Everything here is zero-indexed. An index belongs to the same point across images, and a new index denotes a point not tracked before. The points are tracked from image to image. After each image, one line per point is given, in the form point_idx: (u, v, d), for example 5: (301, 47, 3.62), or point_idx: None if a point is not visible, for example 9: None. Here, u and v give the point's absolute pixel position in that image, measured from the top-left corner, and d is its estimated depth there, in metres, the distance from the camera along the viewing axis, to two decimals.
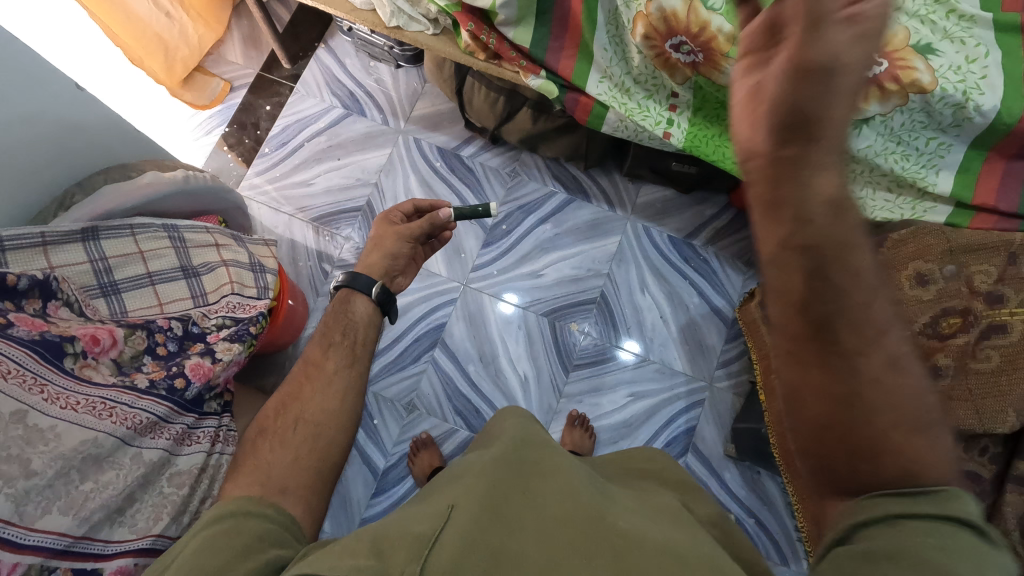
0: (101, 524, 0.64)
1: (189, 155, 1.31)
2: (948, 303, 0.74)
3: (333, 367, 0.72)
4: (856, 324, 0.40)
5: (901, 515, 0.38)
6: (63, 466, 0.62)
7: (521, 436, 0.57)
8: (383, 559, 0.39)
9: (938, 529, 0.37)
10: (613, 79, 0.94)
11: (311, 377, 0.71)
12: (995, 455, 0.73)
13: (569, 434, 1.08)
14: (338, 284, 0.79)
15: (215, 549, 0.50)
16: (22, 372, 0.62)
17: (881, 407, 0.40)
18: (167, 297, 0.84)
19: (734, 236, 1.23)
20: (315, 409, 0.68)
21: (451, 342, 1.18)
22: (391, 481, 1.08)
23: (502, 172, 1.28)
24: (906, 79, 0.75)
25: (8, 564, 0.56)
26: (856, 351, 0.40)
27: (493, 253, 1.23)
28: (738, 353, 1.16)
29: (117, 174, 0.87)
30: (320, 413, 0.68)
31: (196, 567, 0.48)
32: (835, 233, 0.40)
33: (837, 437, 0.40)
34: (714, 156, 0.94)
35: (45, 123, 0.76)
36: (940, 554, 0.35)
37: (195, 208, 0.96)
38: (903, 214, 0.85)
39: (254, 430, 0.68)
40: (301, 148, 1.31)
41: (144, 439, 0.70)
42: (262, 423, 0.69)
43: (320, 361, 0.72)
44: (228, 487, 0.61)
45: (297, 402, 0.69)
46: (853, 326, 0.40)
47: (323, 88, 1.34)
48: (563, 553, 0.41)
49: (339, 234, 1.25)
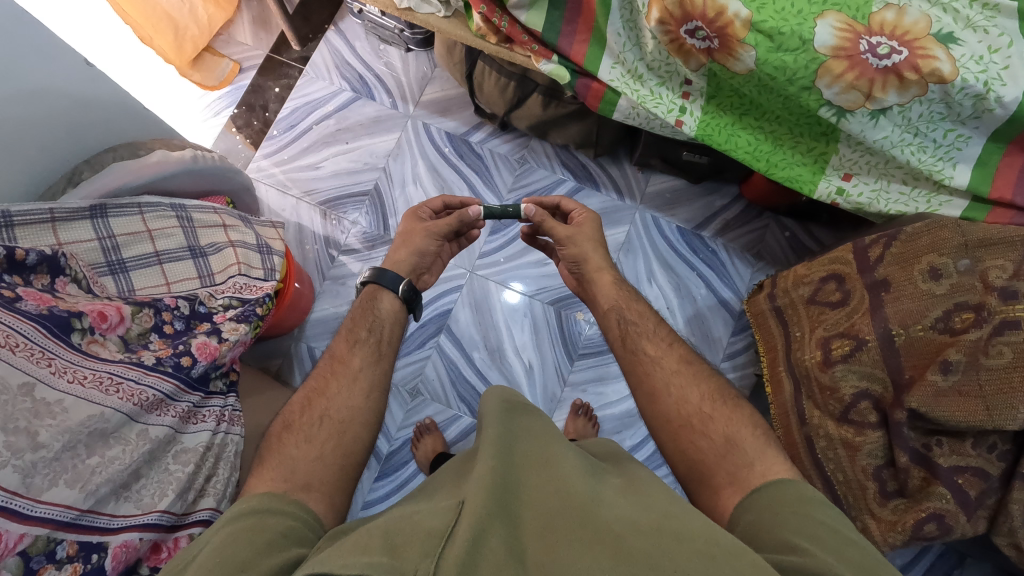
0: (106, 498, 0.65)
1: (198, 135, 1.31)
2: (961, 298, 0.73)
3: (358, 364, 0.72)
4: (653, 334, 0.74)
5: (795, 508, 0.51)
6: (70, 440, 0.62)
7: (507, 419, 0.57)
8: (395, 555, 0.39)
9: (810, 515, 0.50)
10: (626, 65, 0.93)
11: (338, 373, 0.71)
12: (1003, 452, 0.72)
13: (573, 421, 1.08)
14: (366, 280, 0.81)
15: (238, 545, 0.48)
16: (30, 345, 0.62)
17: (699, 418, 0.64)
18: (174, 276, 0.84)
19: (743, 227, 1.22)
20: (341, 408, 0.67)
21: (457, 328, 1.17)
22: (394, 466, 1.09)
23: (511, 159, 1.27)
24: (925, 69, 0.72)
25: (15, 534, 0.57)
26: (659, 357, 0.71)
27: (500, 240, 1.22)
28: (745, 345, 1.15)
29: (125, 152, 0.87)
30: (346, 411, 0.67)
31: (217, 562, 0.47)
32: (622, 294, 0.80)
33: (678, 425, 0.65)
34: (726, 145, 0.94)
35: (53, 99, 0.76)
36: (796, 528, 0.49)
37: (203, 187, 0.96)
38: (918, 206, 0.87)
39: (279, 427, 0.67)
40: (309, 131, 1.31)
41: (150, 416, 0.70)
42: (287, 417, 0.67)
43: (346, 357, 0.73)
44: (253, 478, 0.60)
45: (324, 398, 0.68)
46: (648, 347, 0.73)
47: (332, 71, 1.34)
48: (569, 542, 0.41)
49: (346, 218, 1.25)
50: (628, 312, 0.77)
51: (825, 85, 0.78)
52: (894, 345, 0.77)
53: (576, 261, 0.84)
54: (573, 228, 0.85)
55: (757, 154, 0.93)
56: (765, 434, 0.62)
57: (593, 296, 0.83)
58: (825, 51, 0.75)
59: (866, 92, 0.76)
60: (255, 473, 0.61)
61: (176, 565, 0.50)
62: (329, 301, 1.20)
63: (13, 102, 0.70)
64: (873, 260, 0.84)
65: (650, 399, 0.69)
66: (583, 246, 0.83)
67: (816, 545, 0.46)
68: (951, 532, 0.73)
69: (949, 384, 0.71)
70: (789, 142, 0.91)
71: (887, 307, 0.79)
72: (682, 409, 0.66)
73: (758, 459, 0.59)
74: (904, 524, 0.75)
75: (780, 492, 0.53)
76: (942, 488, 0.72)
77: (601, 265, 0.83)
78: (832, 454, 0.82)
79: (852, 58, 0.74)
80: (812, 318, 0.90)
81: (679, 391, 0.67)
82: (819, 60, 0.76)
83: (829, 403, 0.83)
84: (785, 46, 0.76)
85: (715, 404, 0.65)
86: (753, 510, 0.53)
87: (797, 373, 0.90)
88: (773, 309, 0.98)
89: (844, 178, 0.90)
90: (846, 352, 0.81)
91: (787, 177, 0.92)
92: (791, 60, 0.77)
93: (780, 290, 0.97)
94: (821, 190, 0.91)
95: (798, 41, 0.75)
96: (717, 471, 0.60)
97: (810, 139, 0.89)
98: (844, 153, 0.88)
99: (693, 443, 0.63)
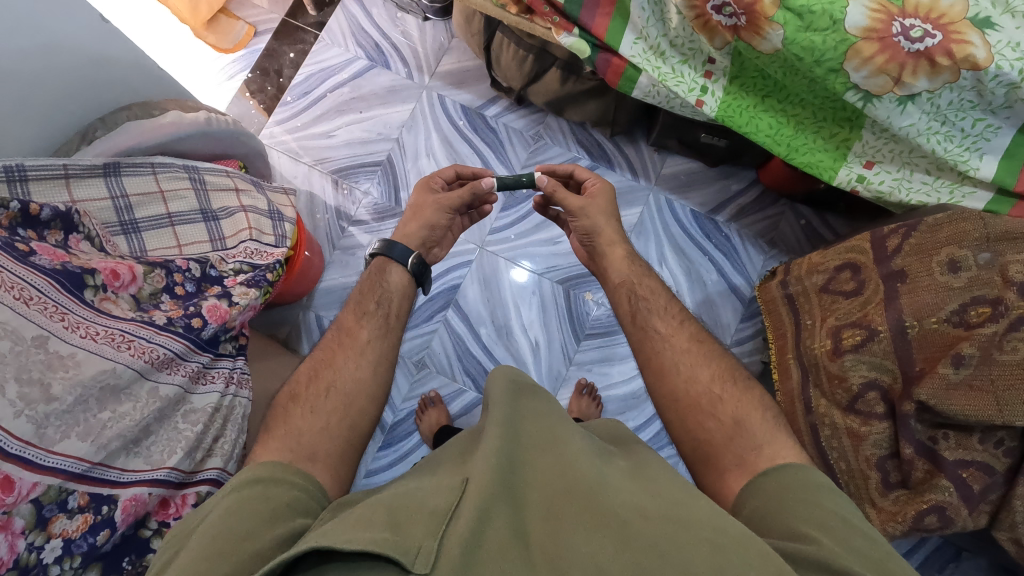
0: (117, 453, 0.66)
1: (212, 98, 1.29)
2: (979, 292, 0.71)
3: (366, 337, 0.72)
4: (663, 313, 0.74)
5: (804, 494, 0.51)
6: (82, 394, 0.63)
7: (514, 399, 0.57)
8: (399, 531, 0.40)
9: (817, 501, 0.50)
10: (648, 41, 0.91)
11: (345, 345, 0.71)
12: (1011, 448, 0.71)
13: (578, 402, 1.09)
14: (375, 252, 0.80)
15: (244, 513, 0.49)
16: (44, 300, 0.63)
17: (707, 398, 0.64)
18: (186, 239, 0.84)
19: (759, 214, 1.20)
20: (348, 379, 0.67)
21: (465, 304, 1.17)
22: (399, 436, 1.10)
23: (526, 135, 1.26)
24: (959, 54, 0.70)
25: (29, 483, 0.58)
26: (669, 335, 0.71)
27: (511, 217, 1.21)
28: (754, 332, 1.14)
29: (140, 112, 0.86)
30: (353, 382, 0.68)
31: (222, 530, 0.47)
32: (634, 271, 0.79)
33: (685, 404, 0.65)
34: (746, 127, 0.92)
35: (67, 54, 0.75)
36: (803, 515, 0.49)
37: (216, 151, 0.95)
38: (940, 197, 0.85)
39: (285, 396, 0.67)
40: (323, 99, 1.29)
41: (161, 374, 0.71)
42: (293, 386, 0.68)
43: (354, 330, 0.73)
44: (262, 444, 0.60)
45: (331, 369, 0.68)
46: (658, 326, 0.72)
47: (348, 38, 1.32)
48: (573, 523, 0.42)
49: (358, 188, 1.24)
50: (638, 288, 0.77)
51: (853, 68, 0.75)
52: (907, 337, 0.76)
53: (588, 237, 0.83)
54: (586, 199, 0.84)
55: (777, 138, 0.91)
56: (774, 416, 0.62)
57: (605, 271, 0.82)
58: (856, 33, 0.72)
59: (895, 77, 0.74)
60: (263, 439, 0.62)
61: (182, 529, 0.51)
62: (338, 271, 1.20)
63: (27, 55, 0.69)
64: (890, 251, 0.82)
65: (659, 378, 0.69)
66: (594, 218, 0.83)
67: (824, 534, 0.47)
68: (952, 524, 0.73)
69: (960, 377, 0.70)
70: (811, 127, 0.89)
71: (902, 298, 0.78)
72: (690, 387, 0.66)
73: (767, 443, 0.59)
74: (905, 514, 0.75)
75: (788, 478, 0.53)
76: (946, 481, 0.72)
77: (614, 239, 0.82)
78: (836, 443, 0.82)
79: (883, 41, 0.72)
80: (824, 306, 0.89)
81: (689, 370, 0.67)
82: (849, 42, 0.74)
83: (837, 392, 0.82)
84: (814, 26, 0.74)
85: (725, 385, 0.65)
86: (759, 495, 0.54)
87: (805, 361, 0.89)
88: (785, 297, 0.97)
89: (866, 166, 0.89)
90: (857, 342, 0.81)
91: (807, 163, 0.91)
92: (819, 40, 0.75)
93: (793, 277, 0.96)
94: (841, 178, 0.90)
95: (829, 21, 0.73)
96: (724, 453, 0.60)
97: (834, 124, 0.87)
98: (867, 140, 0.86)
99: (701, 423, 0.63)
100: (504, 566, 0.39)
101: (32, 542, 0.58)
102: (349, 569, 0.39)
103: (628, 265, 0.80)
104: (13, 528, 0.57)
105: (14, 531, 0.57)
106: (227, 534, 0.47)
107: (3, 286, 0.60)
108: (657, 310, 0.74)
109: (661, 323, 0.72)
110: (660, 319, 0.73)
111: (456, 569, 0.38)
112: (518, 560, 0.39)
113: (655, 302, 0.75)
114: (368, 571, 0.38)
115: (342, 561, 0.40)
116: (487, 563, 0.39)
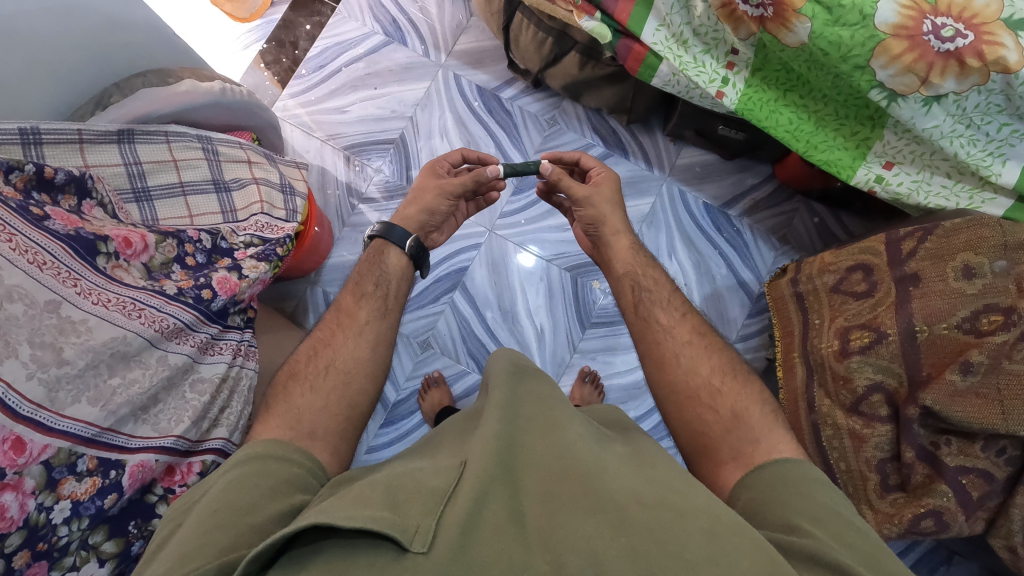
0: (126, 419, 0.67)
1: (226, 66, 1.28)
2: (992, 300, 0.71)
3: (365, 317, 0.73)
4: (665, 304, 0.74)
5: (802, 489, 0.51)
6: (93, 359, 0.63)
7: (515, 382, 0.58)
8: (398, 510, 0.41)
9: (812, 495, 0.50)
10: (671, 28, 0.89)
11: (344, 326, 0.72)
12: (1012, 456, 0.71)
13: (580, 389, 1.09)
14: (373, 235, 0.80)
15: (244, 488, 0.50)
16: (57, 265, 0.63)
17: (705, 390, 0.64)
18: (197, 209, 0.84)
19: (772, 210, 1.19)
20: (347, 358, 0.68)
21: (472, 286, 1.17)
22: (401, 415, 1.11)
23: (541, 119, 1.24)
24: (990, 56, 0.68)
25: (40, 444, 0.59)
26: (671, 326, 0.71)
27: (522, 202, 1.21)
28: (760, 328, 1.13)
29: (155, 78, 0.86)
30: (352, 362, 0.68)
31: (221, 505, 0.48)
32: (639, 263, 0.79)
33: (683, 396, 0.65)
34: (766, 121, 0.91)
35: (84, 17, 0.74)
36: (797, 508, 0.49)
37: (228, 122, 0.95)
38: (959, 202, 0.84)
39: (285, 374, 0.67)
40: (338, 74, 1.28)
41: (169, 343, 0.72)
42: (293, 365, 0.68)
43: (353, 310, 0.73)
44: (263, 424, 0.61)
45: (330, 348, 0.69)
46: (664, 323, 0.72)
47: (365, 12, 1.30)
48: (569, 506, 0.42)
49: (369, 166, 1.24)
50: (642, 279, 0.77)
51: (880, 66, 0.74)
52: (916, 342, 0.76)
53: (594, 225, 0.83)
54: (591, 188, 0.83)
55: (797, 134, 0.90)
56: (773, 411, 0.62)
57: (609, 260, 0.82)
58: (885, 29, 0.71)
59: (922, 76, 0.72)
60: (266, 417, 0.62)
61: (187, 501, 0.52)
62: (347, 248, 1.19)
63: (43, 14, 0.69)
64: (905, 253, 0.82)
65: (659, 367, 0.69)
66: (600, 208, 0.82)
67: (818, 527, 0.47)
68: (948, 529, 0.73)
69: (968, 385, 0.69)
70: (832, 124, 0.88)
71: (914, 302, 0.77)
72: (691, 378, 0.66)
73: (764, 436, 0.59)
74: (901, 517, 0.76)
75: (783, 471, 0.54)
76: (945, 487, 0.72)
77: (619, 229, 0.82)
78: (836, 443, 0.83)
79: (913, 39, 0.70)
80: (833, 306, 0.88)
81: (689, 362, 0.67)
82: (878, 38, 0.72)
83: (841, 392, 0.82)
84: (842, 20, 0.72)
85: (725, 378, 0.65)
86: (754, 487, 0.54)
87: (811, 361, 0.89)
88: (794, 295, 0.97)
89: (885, 167, 0.88)
90: (865, 344, 0.80)
91: (826, 161, 0.90)
92: (847, 35, 0.73)
93: (804, 276, 0.96)
94: (859, 177, 0.89)
95: (858, 16, 0.71)
96: (721, 446, 0.60)
97: (856, 122, 0.86)
98: (889, 139, 0.85)
99: (699, 415, 0.63)
100: (500, 545, 0.39)
101: (42, 502, 0.59)
102: (349, 544, 0.40)
103: (638, 256, 0.80)
104: (23, 487, 0.58)
105: (24, 490, 0.58)
106: (228, 508, 0.48)
107: (17, 249, 0.60)
108: (662, 301, 0.74)
109: (665, 317, 0.72)
110: (659, 307, 0.73)
111: (453, 549, 0.38)
112: (513, 540, 0.40)
113: (659, 296, 0.74)
114: (367, 549, 0.39)
115: (342, 537, 0.40)
116: (484, 542, 0.39)
